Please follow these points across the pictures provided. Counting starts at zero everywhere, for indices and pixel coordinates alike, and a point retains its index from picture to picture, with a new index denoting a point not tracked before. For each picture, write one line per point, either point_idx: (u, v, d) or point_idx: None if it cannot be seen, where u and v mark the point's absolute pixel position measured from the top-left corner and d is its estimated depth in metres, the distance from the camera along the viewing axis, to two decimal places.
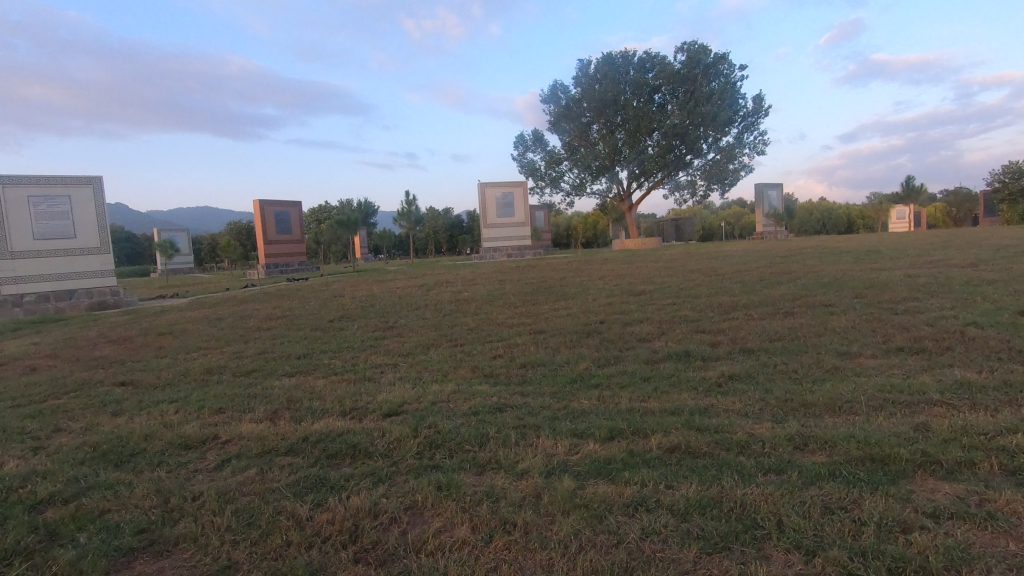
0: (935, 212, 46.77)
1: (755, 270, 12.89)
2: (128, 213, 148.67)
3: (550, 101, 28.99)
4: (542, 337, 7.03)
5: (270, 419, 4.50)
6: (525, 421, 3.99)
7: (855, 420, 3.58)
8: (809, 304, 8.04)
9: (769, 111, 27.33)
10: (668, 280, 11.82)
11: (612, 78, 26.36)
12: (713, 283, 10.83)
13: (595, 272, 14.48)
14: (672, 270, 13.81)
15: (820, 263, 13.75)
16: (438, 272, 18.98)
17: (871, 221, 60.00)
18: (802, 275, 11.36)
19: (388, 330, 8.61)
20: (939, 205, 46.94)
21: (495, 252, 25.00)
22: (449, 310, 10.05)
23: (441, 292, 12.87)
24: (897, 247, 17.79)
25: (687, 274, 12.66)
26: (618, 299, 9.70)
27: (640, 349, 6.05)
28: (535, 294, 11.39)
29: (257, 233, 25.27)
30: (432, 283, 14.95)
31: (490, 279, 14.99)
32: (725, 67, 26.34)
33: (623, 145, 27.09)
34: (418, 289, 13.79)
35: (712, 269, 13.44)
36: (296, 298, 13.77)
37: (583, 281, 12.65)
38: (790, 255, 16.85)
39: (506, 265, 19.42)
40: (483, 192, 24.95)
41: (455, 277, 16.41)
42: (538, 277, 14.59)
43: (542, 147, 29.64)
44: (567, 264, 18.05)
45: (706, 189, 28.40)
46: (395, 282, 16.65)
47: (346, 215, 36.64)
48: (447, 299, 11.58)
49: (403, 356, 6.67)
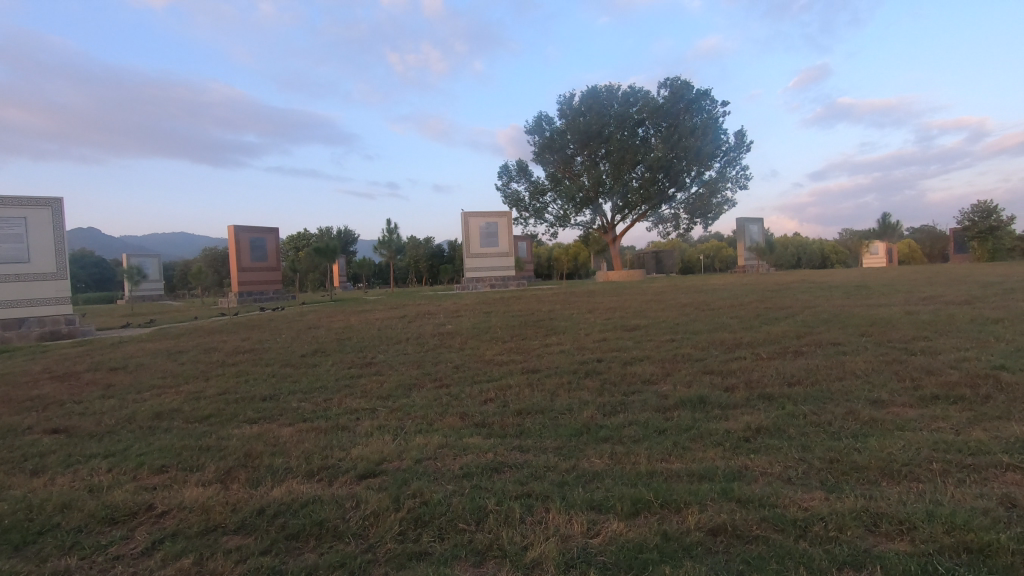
0: (908, 248, 47.78)
1: (748, 304, 12.50)
2: (99, 237, 144.82)
3: (535, 132, 28.97)
4: (536, 378, 6.38)
5: (220, 481, 3.76)
6: (529, 487, 3.34)
7: (922, 491, 3.03)
8: (817, 343, 7.57)
9: (750, 147, 27.66)
10: (661, 314, 11.32)
11: (597, 111, 26.48)
12: (709, 319, 10.36)
13: (583, 305, 13.95)
14: (663, 304, 13.35)
15: (813, 299, 13.45)
16: (419, 303, 18.26)
17: (845, 256, 61.23)
18: (800, 311, 10.97)
19: (364, 367, 7.88)
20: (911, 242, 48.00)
21: (477, 282, 24.41)
22: (431, 345, 9.35)
23: (423, 324, 12.17)
24: (884, 283, 17.70)
25: (680, 308, 12.17)
26: (612, 335, 9.14)
27: (647, 394, 5.45)
28: (522, 327, 10.77)
29: (229, 260, 24.27)
30: (413, 315, 14.24)
31: (474, 312, 14.35)
32: (707, 103, 26.69)
33: (607, 177, 27.04)
34: (398, 320, 13.06)
35: (704, 304, 13.01)
36: (268, 330, 12.92)
37: (572, 315, 12.10)
38: (779, 289, 16.60)
39: (490, 296, 18.79)
40: (467, 221, 24.52)
41: (437, 308, 15.74)
42: (524, 309, 13.99)
43: (526, 178, 29.46)
44: (553, 296, 17.53)
45: (689, 222, 28.40)
46: (373, 312, 15.89)
47: (324, 242, 35.82)
48: (429, 332, 10.88)
49: (380, 399, 5.96)
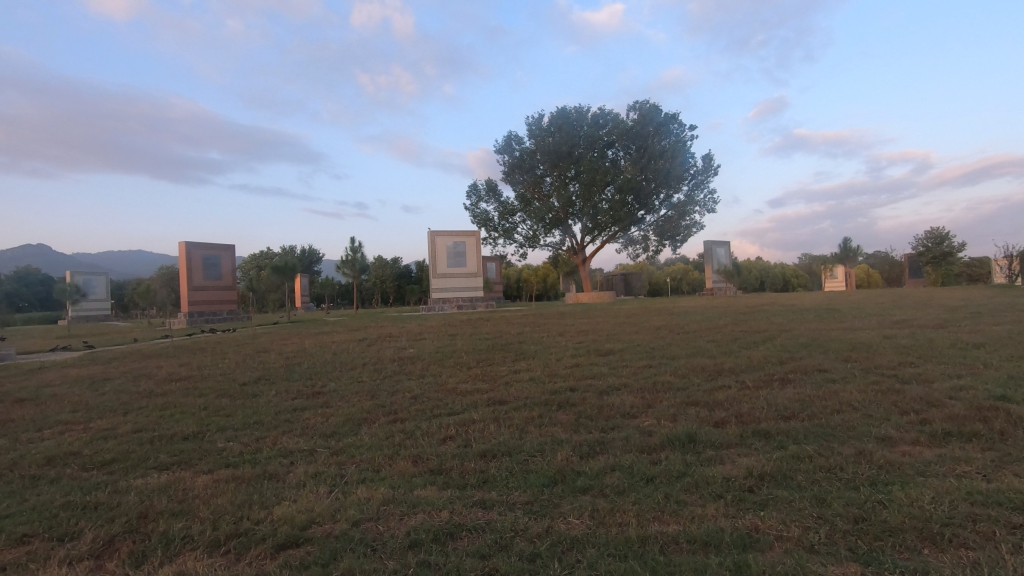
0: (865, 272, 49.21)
1: (723, 327, 12.10)
2: (47, 253, 138.06)
3: (504, 151, 28.62)
4: (503, 411, 5.67)
5: (96, 558, 2.93)
6: (491, 563, 2.64)
7: (978, 563, 2.45)
8: (804, 370, 7.09)
9: (718, 171, 27.91)
10: (635, 337, 10.78)
11: (566, 131, 26.33)
12: (686, 343, 9.84)
13: (554, 327, 13.34)
14: (636, 327, 12.84)
15: (787, 321, 13.19)
16: (382, 324, 17.37)
17: (806, 280, 62.77)
18: (776, 335, 10.61)
19: (311, 398, 7.03)
20: (869, 266, 49.46)
21: (444, 303, 23.59)
22: (389, 372, 8.55)
23: (382, 348, 11.32)
24: (853, 305, 17.71)
25: (654, 332, 11.66)
26: (585, 361, 8.51)
27: (628, 431, 4.80)
28: (489, 351, 10.07)
29: (180, 278, 22.88)
30: (373, 338, 13.36)
31: (439, 334, 13.58)
32: (676, 126, 26.86)
33: (577, 198, 26.82)
34: (356, 343, 12.18)
35: (678, 326, 12.56)
36: (212, 354, 11.86)
37: (542, 338, 11.48)
38: (751, 312, 16.34)
39: (456, 318, 18.03)
40: (434, 241, 23.81)
41: (400, 331, 14.87)
42: (492, 332, 13.28)
43: (495, 198, 28.99)
44: (522, 318, 16.90)
45: (658, 244, 28.34)
46: (331, 334, 14.92)
47: (285, 261, 34.44)
48: (389, 357, 10.05)
49: (322, 437, 5.16)
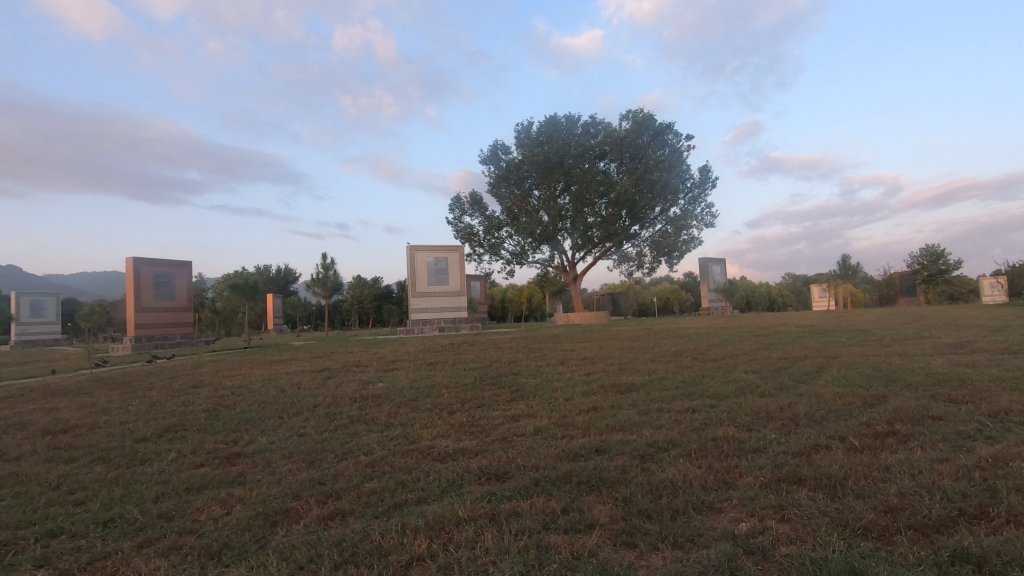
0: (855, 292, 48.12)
1: (755, 353, 10.17)
2: (12, 274, 132.28)
3: (489, 162, 26.81)
4: (506, 500, 3.61)
5: None
6: None
7: None
8: (913, 419, 5.16)
9: (715, 184, 26.43)
10: (658, 367, 8.79)
11: (556, 140, 24.64)
12: (724, 376, 7.90)
13: (552, 354, 11.32)
14: (650, 353, 10.84)
15: (822, 345, 11.35)
16: (353, 350, 15.14)
17: (792, 299, 61.88)
18: (827, 363, 8.73)
19: (222, 466, 4.89)
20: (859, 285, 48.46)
21: (424, 324, 21.47)
22: (344, 419, 6.44)
23: (343, 382, 9.14)
24: (879, 326, 16.00)
25: (675, 359, 9.69)
26: (605, 403, 6.49)
27: (725, 550, 2.80)
28: (479, 388, 8.00)
29: (127, 298, 20.44)
30: (336, 367, 11.18)
31: (416, 363, 11.45)
32: (672, 135, 25.34)
33: (569, 211, 25.06)
34: (313, 376, 9.99)
35: (699, 352, 10.65)
36: (131, 391, 9.55)
37: (541, 368, 9.43)
38: (770, 333, 14.57)
39: (437, 342, 15.87)
40: (412, 256, 21.77)
41: (371, 358, 12.72)
42: (479, 359, 11.18)
43: (480, 212, 27.09)
44: (513, 342, 14.85)
45: (653, 261, 26.65)
46: (291, 362, 12.68)
47: (250, 279, 31.94)
48: (348, 394, 7.90)
49: (201, 559, 3.06)
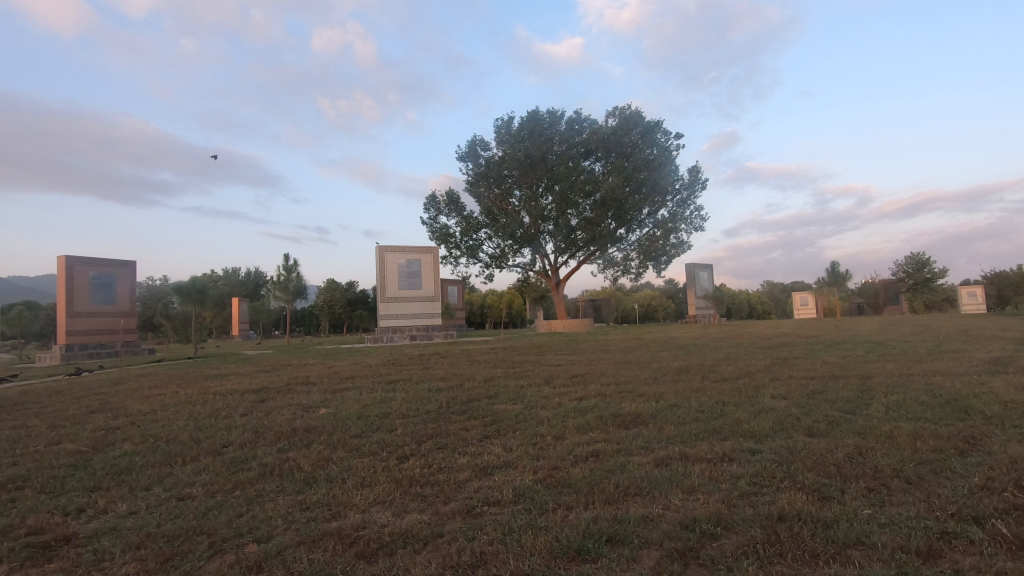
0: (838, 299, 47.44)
1: (772, 371, 8.65)
2: None
3: (467, 158, 25.14)
4: None
5: None
6: None
7: None
8: None
9: (705, 185, 25.16)
10: (666, 390, 7.21)
11: (539, 136, 23.11)
12: (751, 405, 6.34)
13: (536, 370, 9.69)
14: (650, 370, 9.25)
15: (843, 360, 9.94)
16: (308, 363, 13.32)
17: (772, 307, 61.45)
18: (866, 386, 7.26)
19: (23, 569, 3.12)
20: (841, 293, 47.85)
21: (394, 332, 19.67)
22: (255, 469, 4.71)
23: (278, 408, 7.36)
24: (889, 337, 14.72)
25: (683, 379, 8.14)
26: (608, 447, 4.87)
27: None
28: (446, 418, 6.34)
29: (58, 301, 18.27)
30: (278, 385, 9.38)
31: (375, 379, 9.72)
32: (661, 134, 23.98)
33: (552, 212, 23.59)
34: (245, 398, 8.18)
35: (705, 369, 9.14)
36: (7, 417, 7.62)
37: (522, 391, 7.79)
38: (774, 344, 13.21)
39: (405, 354, 14.15)
40: (382, 258, 19.95)
41: (325, 373, 10.95)
42: (449, 376, 9.49)
43: (457, 211, 25.42)
44: (490, 354, 13.21)
45: (640, 267, 25.28)
46: (228, 379, 10.82)
47: (196, 284, 29.03)
48: (276, 427, 6.16)
49: None
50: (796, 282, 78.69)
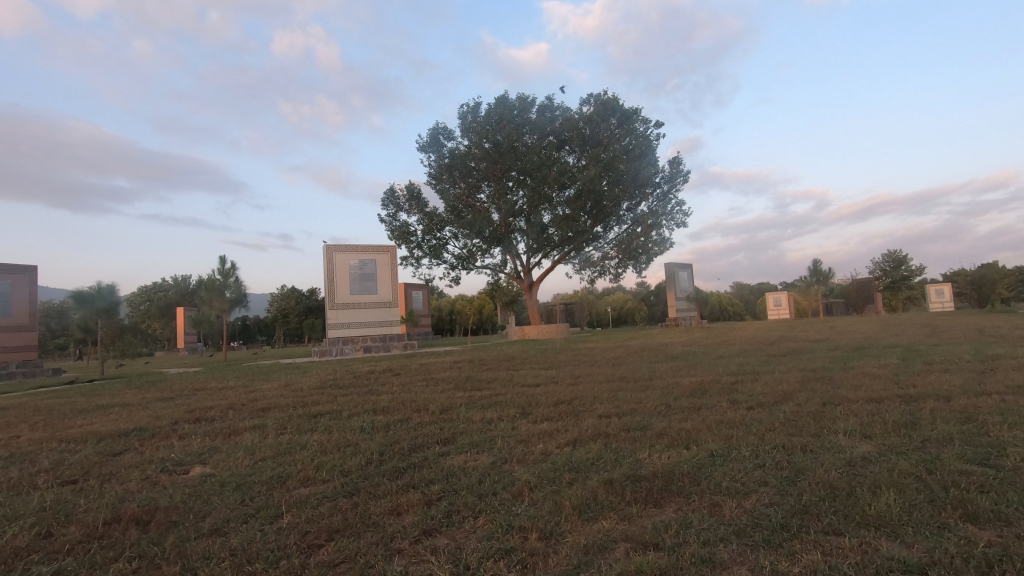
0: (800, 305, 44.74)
1: (817, 392, 6.64)
2: None
3: (430, 148, 22.84)
4: None
5: None
6: None
7: None
8: None
9: (686, 178, 23.44)
10: (696, 428, 5.10)
11: (508, 122, 21.00)
12: (831, 454, 4.27)
13: (510, 394, 7.49)
14: (657, 392, 7.14)
15: (887, 372, 8.03)
16: (230, 386, 10.86)
17: (742, 308, 60.85)
18: (963, 414, 5.28)
19: None
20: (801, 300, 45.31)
21: (345, 343, 17.20)
22: None
23: (125, 470, 4.96)
24: (906, 338, 13.02)
25: (708, 407, 6.06)
26: (644, 564, 2.70)
27: None
28: (373, 489, 4.08)
29: None
30: (158, 425, 6.90)
31: (295, 410, 7.35)
32: (639, 123, 22.10)
33: (523, 208, 21.51)
34: (97, 449, 5.74)
35: (726, 389, 7.09)
36: None
37: (489, 430, 5.57)
38: (784, 350, 11.36)
39: (354, 370, 11.86)
40: (328, 258, 17.37)
41: (239, 402, 8.54)
42: (394, 406, 7.18)
43: (419, 207, 23.11)
44: (453, 370, 10.97)
45: (619, 267, 23.42)
46: (104, 414, 8.22)
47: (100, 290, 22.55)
48: (87, 516, 3.80)
49: None
50: (763, 282, 78.97)
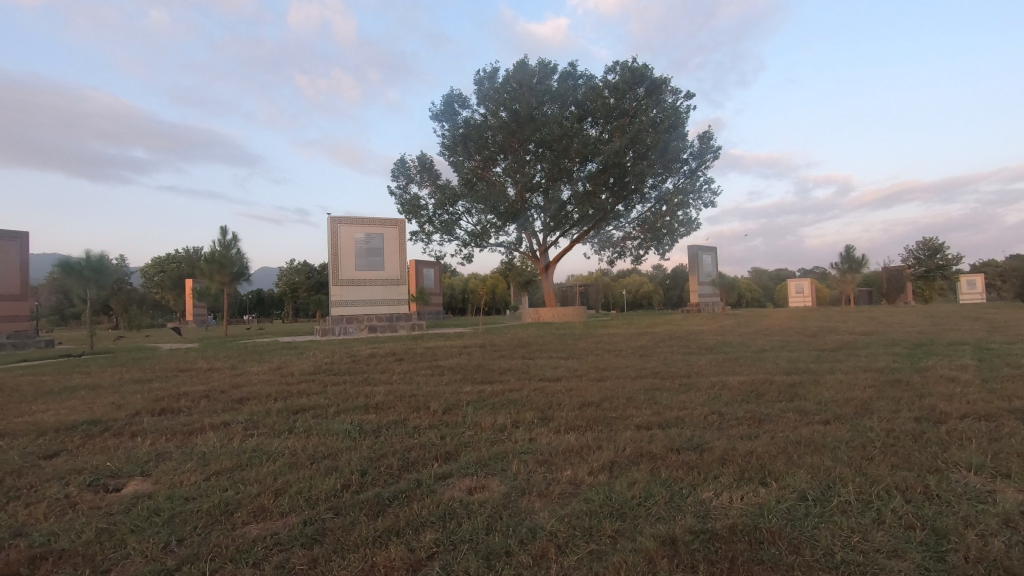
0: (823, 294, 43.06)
1: (903, 403, 5.43)
2: None
3: (444, 116, 21.50)
4: None
5: None
6: None
7: None
8: None
9: (717, 154, 21.89)
10: (768, 453, 3.95)
11: (529, 88, 19.55)
12: (975, 504, 3.09)
13: (526, 390, 6.40)
14: (703, 395, 5.97)
15: (972, 377, 6.79)
16: (219, 367, 9.94)
17: (760, 295, 59.29)
18: None
19: None
20: (824, 288, 43.67)
21: (349, 322, 16.23)
22: None
23: (43, 483, 3.95)
24: (965, 333, 11.70)
25: (772, 420, 4.90)
26: None
27: None
28: (342, 534, 3.00)
29: None
30: (115, 416, 5.90)
31: (274, 403, 6.32)
32: (668, 93, 20.56)
33: (541, 182, 20.24)
34: (25, 450, 4.73)
35: (787, 395, 5.89)
36: None
37: (502, 444, 4.46)
38: (833, 345, 10.12)
39: (354, 353, 10.88)
40: (333, 231, 16.30)
41: (220, 389, 7.56)
42: (390, 402, 6.11)
43: (431, 179, 21.91)
44: (462, 357, 9.90)
45: (641, 248, 22.15)
46: (67, 398, 7.29)
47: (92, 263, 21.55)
48: None
49: None
50: (782, 269, 77.00)
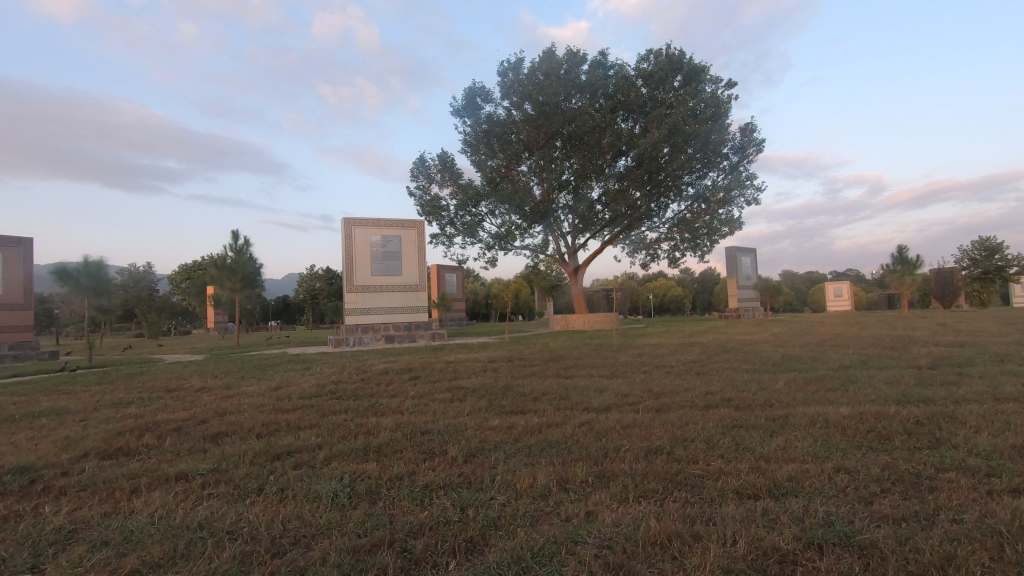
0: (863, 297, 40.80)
1: None
2: None
3: (466, 111, 20.27)
4: None
5: None
6: None
7: None
8: None
9: (761, 147, 20.19)
10: (976, 560, 2.49)
11: (556, 78, 18.15)
12: None
13: (571, 428, 4.99)
14: (809, 438, 4.47)
15: None
16: (213, 386, 8.80)
17: (795, 298, 56.94)
18: None
19: None
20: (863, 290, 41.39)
21: (365, 331, 15.09)
22: None
23: None
24: None
25: (934, 486, 3.41)
26: None
27: None
28: None
29: None
30: (55, 461, 4.68)
31: (254, 442, 5.05)
32: (708, 82, 18.99)
33: (570, 180, 18.87)
34: None
35: (925, 440, 4.37)
36: None
37: (551, 524, 3.08)
38: (927, 361, 8.49)
39: (366, 368, 9.65)
40: (346, 234, 15.15)
41: (202, 417, 6.36)
42: (397, 443, 4.77)
43: (453, 178, 20.69)
44: (487, 374, 8.56)
45: (678, 250, 20.59)
46: (24, 428, 6.17)
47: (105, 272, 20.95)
48: None
49: None
50: (815, 272, 74.31)
